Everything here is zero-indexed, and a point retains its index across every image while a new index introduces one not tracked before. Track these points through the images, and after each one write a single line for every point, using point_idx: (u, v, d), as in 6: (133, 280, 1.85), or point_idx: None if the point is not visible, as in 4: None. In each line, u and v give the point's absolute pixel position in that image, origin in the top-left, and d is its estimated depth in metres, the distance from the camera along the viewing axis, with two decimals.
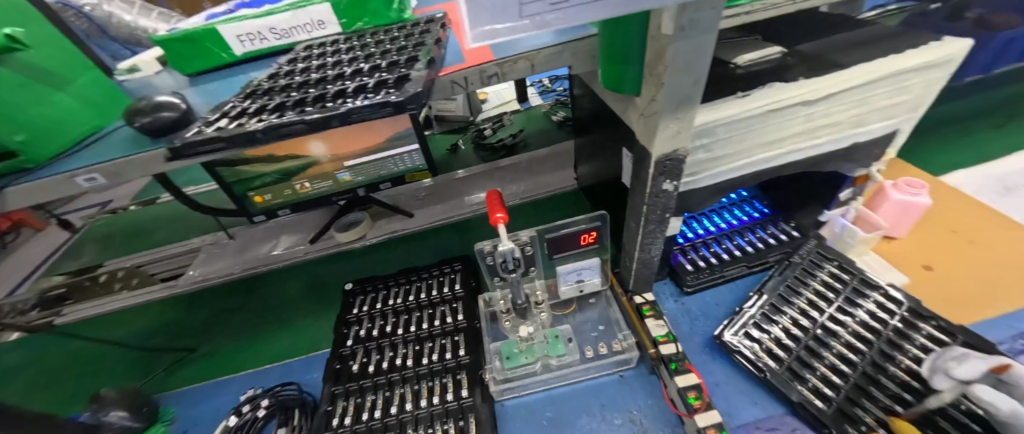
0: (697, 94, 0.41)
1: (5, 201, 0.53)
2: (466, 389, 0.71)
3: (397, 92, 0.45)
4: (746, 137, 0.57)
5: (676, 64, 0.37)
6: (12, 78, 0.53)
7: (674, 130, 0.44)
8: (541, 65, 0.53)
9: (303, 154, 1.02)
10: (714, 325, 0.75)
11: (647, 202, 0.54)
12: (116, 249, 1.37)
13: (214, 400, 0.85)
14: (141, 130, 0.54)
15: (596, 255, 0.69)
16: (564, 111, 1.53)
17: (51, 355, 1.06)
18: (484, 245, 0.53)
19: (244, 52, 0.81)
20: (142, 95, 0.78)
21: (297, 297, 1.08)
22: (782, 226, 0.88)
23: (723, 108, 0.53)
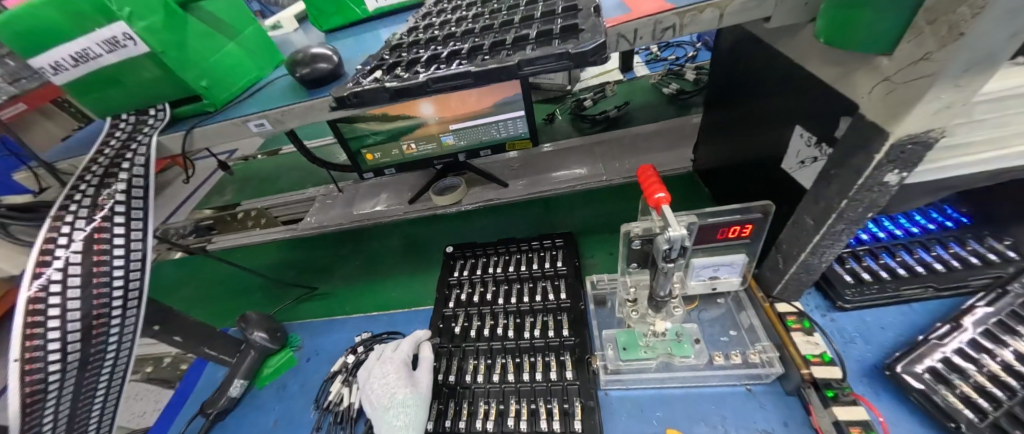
0: (1007, 52, 0.29)
1: (192, 140, 0.59)
2: (569, 371, 0.68)
3: (571, 45, 0.40)
4: (1009, 121, 0.43)
5: (1005, 5, 0.26)
6: (200, 27, 0.57)
7: (943, 104, 0.33)
8: (733, 16, 0.43)
9: (414, 114, 1.02)
10: (876, 351, 0.63)
11: (850, 197, 0.43)
12: (249, 190, 1.58)
13: (332, 336, 0.94)
14: (301, 81, 0.56)
15: (742, 251, 0.59)
16: (678, 83, 1.36)
17: (206, 274, 1.27)
18: (634, 228, 0.47)
19: (377, 8, 0.82)
20: (287, 49, 0.82)
21: (399, 254, 1.14)
22: (989, 243, 0.68)
23: (997, 78, 0.39)
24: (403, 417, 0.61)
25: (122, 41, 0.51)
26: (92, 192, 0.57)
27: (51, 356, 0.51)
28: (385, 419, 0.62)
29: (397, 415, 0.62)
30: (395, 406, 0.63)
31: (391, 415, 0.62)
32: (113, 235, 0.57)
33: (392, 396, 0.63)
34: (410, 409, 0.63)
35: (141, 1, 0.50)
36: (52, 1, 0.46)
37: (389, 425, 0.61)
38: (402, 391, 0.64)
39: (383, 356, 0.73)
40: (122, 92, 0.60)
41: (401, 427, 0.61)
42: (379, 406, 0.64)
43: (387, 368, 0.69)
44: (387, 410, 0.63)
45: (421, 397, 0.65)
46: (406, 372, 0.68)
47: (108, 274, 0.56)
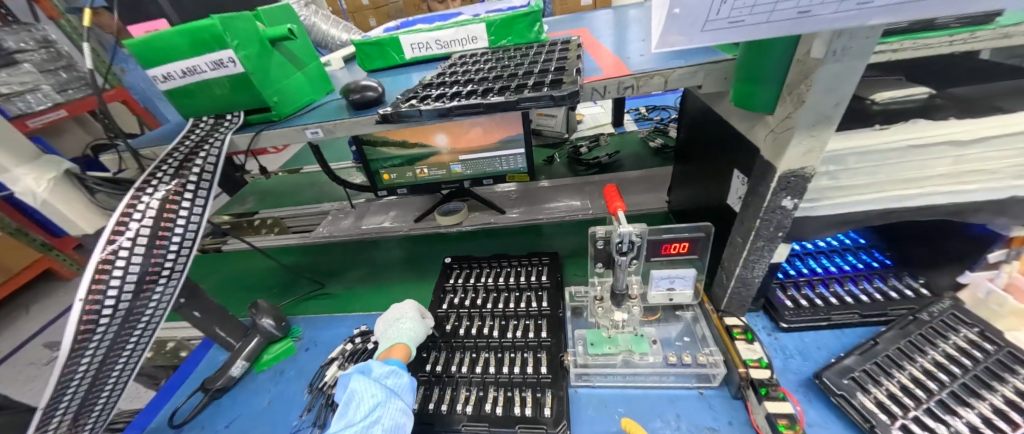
0: (837, 115, 0.45)
1: (257, 140, 0.75)
2: (544, 367, 0.76)
3: (556, 91, 0.56)
4: (878, 171, 0.58)
5: (823, 84, 0.42)
6: (280, 58, 0.75)
7: (806, 148, 0.48)
8: (675, 82, 0.60)
9: (429, 143, 1.19)
10: (811, 365, 0.72)
11: (761, 217, 0.57)
12: (269, 201, 1.72)
13: (332, 329, 1.03)
14: (351, 104, 0.73)
15: (692, 266, 0.71)
16: (662, 139, 1.56)
17: (219, 271, 1.37)
18: (599, 230, 0.61)
19: (413, 57, 1.02)
20: (336, 82, 1.01)
21: (400, 265, 1.25)
22: (905, 281, 0.80)
23: (856, 137, 0.54)
24: (408, 324, 0.78)
25: (225, 62, 0.68)
26: (171, 173, 0.69)
27: (106, 301, 0.61)
28: (394, 325, 0.79)
29: (404, 323, 0.79)
30: (403, 318, 0.80)
31: (397, 324, 0.79)
32: (180, 208, 0.68)
33: (403, 312, 0.81)
34: (415, 321, 0.80)
35: (246, 37, 0.68)
36: (187, 30, 0.63)
37: (395, 329, 0.79)
38: (411, 312, 0.82)
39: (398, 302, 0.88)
40: (207, 100, 0.76)
41: (405, 330, 0.78)
42: (389, 320, 0.81)
43: (402, 301, 0.86)
44: (395, 321, 0.80)
45: (423, 321, 0.83)
46: (417, 307, 0.86)
47: (168, 239, 0.67)
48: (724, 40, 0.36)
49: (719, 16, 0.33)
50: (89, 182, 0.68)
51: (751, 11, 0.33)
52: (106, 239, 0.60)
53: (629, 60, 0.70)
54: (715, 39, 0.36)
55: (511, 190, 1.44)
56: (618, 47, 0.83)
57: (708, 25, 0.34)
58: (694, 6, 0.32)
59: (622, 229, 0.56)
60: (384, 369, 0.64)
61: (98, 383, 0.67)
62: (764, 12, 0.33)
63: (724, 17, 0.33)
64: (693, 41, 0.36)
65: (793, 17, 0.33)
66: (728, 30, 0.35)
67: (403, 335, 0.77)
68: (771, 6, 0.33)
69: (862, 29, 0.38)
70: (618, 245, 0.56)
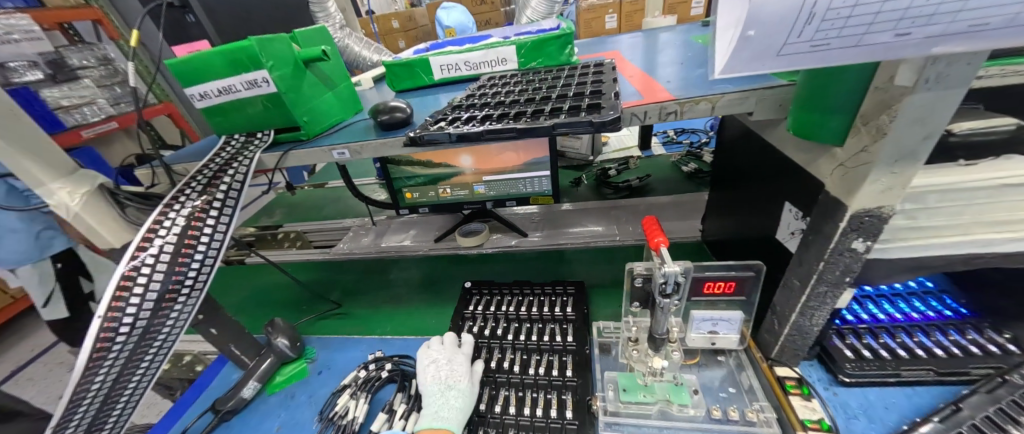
0: (925, 149, 0.39)
1: (285, 159, 0.74)
2: (570, 411, 0.69)
3: (596, 116, 0.53)
4: (963, 210, 0.50)
5: (910, 116, 0.37)
6: (312, 78, 0.75)
7: (885, 185, 0.42)
8: (723, 108, 0.56)
9: (455, 164, 1.17)
10: (880, 429, 0.62)
11: (826, 259, 0.50)
12: (296, 214, 1.75)
13: (346, 353, 0.99)
14: (380, 124, 0.71)
15: (737, 309, 0.65)
16: (695, 163, 1.50)
17: (244, 283, 1.37)
18: (637, 267, 0.56)
19: (441, 78, 1.02)
20: (365, 101, 1.01)
21: (419, 287, 1.22)
22: (987, 334, 0.70)
23: (940, 173, 0.47)
24: (458, 401, 0.68)
25: (259, 82, 0.68)
26: (198, 190, 0.68)
27: (124, 319, 0.59)
28: (444, 395, 0.69)
29: (453, 395, 0.70)
30: (454, 389, 0.71)
31: (447, 395, 0.70)
32: (204, 226, 0.67)
33: (456, 380, 0.71)
34: (466, 397, 0.70)
35: (282, 58, 0.68)
36: (224, 51, 0.64)
37: (443, 401, 0.69)
38: (464, 381, 0.72)
39: (437, 345, 0.81)
40: (239, 118, 0.76)
41: (453, 410, 0.68)
42: (440, 383, 0.71)
43: (456, 360, 0.76)
44: (445, 389, 0.70)
45: (473, 391, 0.72)
46: (470, 368, 0.76)
47: (190, 258, 0.65)
48: (799, 67, 0.31)
49: (801, 40, 0.28)
50: (120, 198, 0.68)
51: (838, 33, 0.28)
52: (131, 254, 0.59)
53: (667, 83, 0.67)
54: (793, 65, 0.31)
55: (534, 213, 1.41)
56: (653, 70, 0.80)
57: (786, 50, 0.29)
58: (773, 28, 0.27)
59: (666, 267, 0.51)
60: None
61: (109, 403, 0.64)
62: (855, 34, 0.28)
63: (807, 40, 0.28)
64: (765, 67, 0.31)
65: (890, 40, 0.28)
66: (808, 56, 0.30)
67: (450, 418, 0.66)
68: (865, 27, 0.28)
69: (964, 55, 0.33)
70: (662, 287, 0.51)
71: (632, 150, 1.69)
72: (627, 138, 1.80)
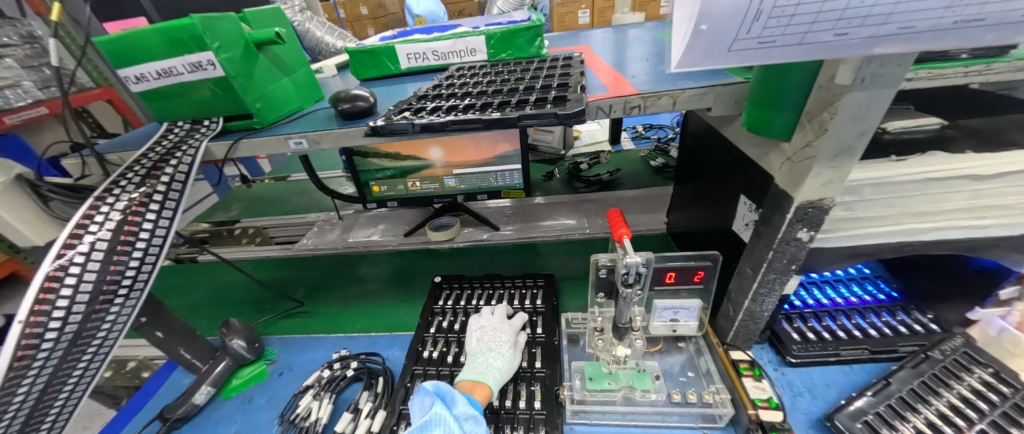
0: (861, 145, 0.42)
1: (236, 149, 0.69)
2: (538, 402, 0.70)
3: (561, 108, 0.53)
4: (894, 203, 0.54)
5: (848, 113, 0.39)
6: (265, 62, 0.70)
7: (827, 179, 0.44)
8: (683, 103, 0.57)
9: (424, 157, 1.14)
10: (822, 405, 0.67)
11: (775, 248, 0.53)
12: (255, 209, 1.65)
13: (309, 353, 0.95)
14: (341, 113, 0.68)
15: (696, 297, 0.68)
16: (662, 158, 1.54)
17: (197, 283, 1.29)
18: (602, 259, 0.57)
19: (408, 67, 0.99)
20: (326, 89, 0.97)
21: (388, 282, 1.19)
22: (914, 315, 0.77)
23: (875, 167, 0.51)
24: (497, 362, 0.71)
25: (204, 65, 0.63)
26: (137, 181, 0.62)
27: (51, 325, 0.53)
28: (483, 355, 0.72)
29: (494, 357, 0.72)
30: (494, 351, 0.73)
31: (486, 356, 0.72)
32: (143, 220, 0.61)
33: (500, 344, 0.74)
34: (506, 360, 0.72)
35: (230, 39, 0.63)
36: (162, 30, 0.59)
37: (483, 360, 0.71)
38: (506, 346, 0.75)
39: (488, 315, 0.84)
40: (184, 104, 0.70)
41: (493, 368, 0.70)
42: (481, 346, 0.75)
43: (500, 328, 0.79)
44: (486, 351, 0.73)
45: (513, 357, 0.75)
46: (513, 337, 0.78)
47: (127, 256, 0.59)
48: (748, 63, 0.32)
49: (749, 36, 0.29)
50: (42, 190, 0.62)
51: (783, 31, 0.29)
52: (56, 252, 0.53)
53: (632, 79, 0.68)
54: (742, 61, 0.32)
55: (505, 206, 1.41)
56: (620, 65, 0.81)
57: (736, 45, 0.30)
58: (723, 23, 0.28)
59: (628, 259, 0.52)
60: (467, 411, 0.59)
61: (35, 418, 0.58)
62: (798, 32, 0.29)
63: (756, 36, 0.29)
64: (716, 62, 0.32)
65: (830, 39, 0.30)
66: (756, 52, 0.31)
67: (489, 373, 0.69)
68: (807, 26, 0.29)
69: (894, 57, 0.35)
70: (624, 278, 0.53)
71: (603, 145, 1.72)
72: (598, 132, 1.82)
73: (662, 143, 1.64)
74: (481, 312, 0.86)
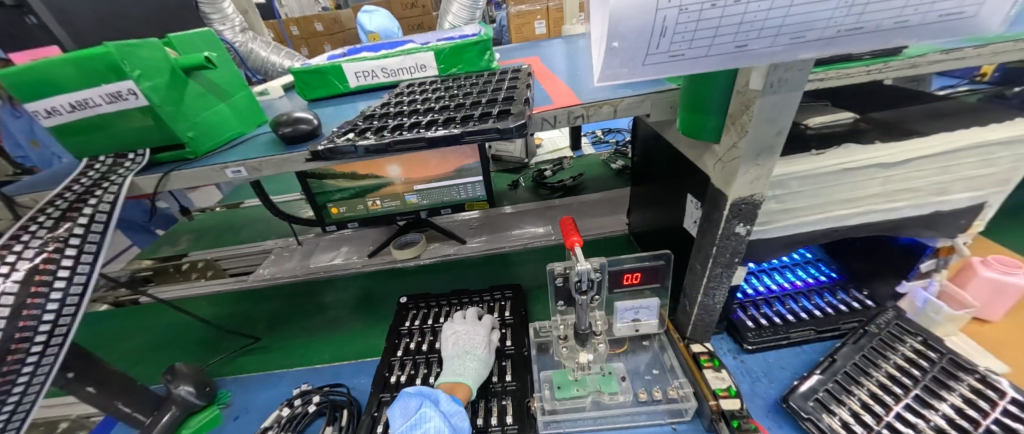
0: (779, 144, 0.45)
1: (168, 181, 0.65)
2: (510, 416, 0.69)
3: (503, 123, 0.53)
4: (820, 193, 0.58)
5: (763, 115, 0.42)
6: (196, 89, 0.67)
7: (754, 176, 0.47)
8: (623, 111, 0.60)
9: (382, 175, 1.12)
10: (778, 388, 0.71)
11: (718, 243, 0.56)
12: (205, 241, 1.55)
13: (267, 391, 0.90)
14: (282, 138, 0.65)
15: (654, 295, 0.70)
16: (622, 160, 1.59)
17: (139, 328, 1.18)
18: (557, 268, 0.58)
19: (358, 85, 0.97)
20: (270, 112, 0.93)
21: (353, 306, 1.15)
22: (852, 293, 0.84)
23: (800, 161, 0.55)
24: (474, 363, 0.73)
25: (124, 95, 0.59)
26: (50, 224, 0.56)
27: None
28: (461, 358, 0.74)
29: (471, 360, 0.74)
30: (471, 354, 0.75)
31: (464, 359, 0.74)
32: (59, 267, 0.54)
33: (474, 346, 0.76)
34: (481, 360, 0.74)
35: (153, 67, 0.59)
36: (71, 60, 0.54)
37: (461, 364, 0.73)
38: (480, 348, 0.76)
39: (460, 321, 0.86)
40: (107, 136, 0.65)
41: (470, 368, 0.72)
42: (458, 349, 0.76)
43: (474, 330, 0.81)
44: (463, 354, 0.75)
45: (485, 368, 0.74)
46: (485, 337, 0.80)
47: (41, 307, 0.52)
48: (664, 74, 0.34)
49: (660, 50, 0.31)
50: None
51: (690, 45, 0.31)
52: None
53: (577, 89, 0.70)
54: (658, 73, 0.33)
55: (472, 218, 1.40)
56: (567, 76, 0.84)
57: (649, 59, 0.32)
58: (633, 40, 0.29)
59: (581, 265, 0.53)
60: (453, 407, 0.61)
61: None
62: (703, 46, 0.31)
63: (665, 50, 0.31)
64: (636, 75, 0.33)
65: (732, 50, 0.32)
66: (668, 64, 0.33)
67: (467, 374, 0.71)
68: (710, 39, 0.31)
69: (796, 62, 0.38)
70: (578, 284, 0.54)
71: (565, 150, 1.76)
72: (558, 139, 1.86)
73: (619, 146, 1.70)
74: (452, 318, 0.87)
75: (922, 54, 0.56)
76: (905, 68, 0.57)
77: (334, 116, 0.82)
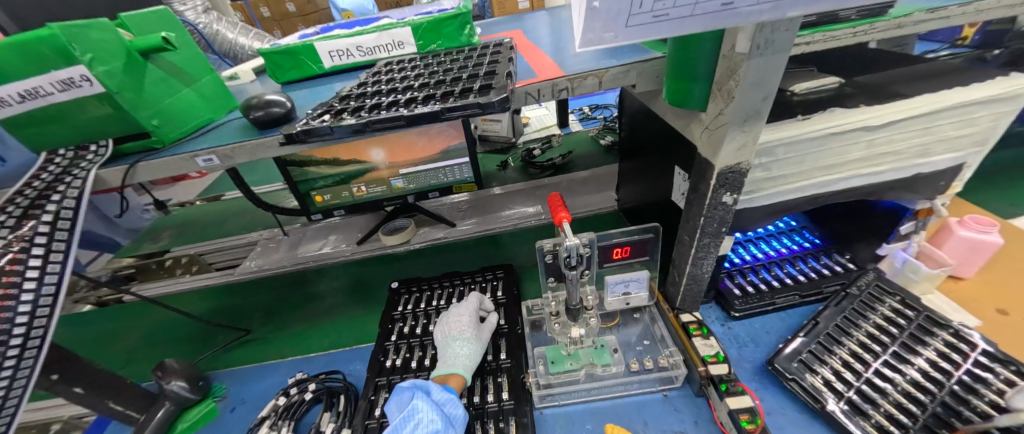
0: (765, 110, 0.44)
1: (135, 173, 0.62)
2: (506, 393, 0.70)
3: (484, 98, 0.51)
4: (805, 159, 0.58)
5: (749, 80, 0.41)
6: (157, 73, 0.63)
7: (740, 143, 0.47)
8: (608, 82, 0.58)
9: (365, 159, 1.08)
10: (763, 352, 0.73)
11: (705, 214, 0.56)
12: (188, 236, 1.51)
13: (261, 382, 0.90)
14: (253, 123, 0.62)
15: (644, 268, 0.70)
16: (611, 136, 1.58)
17: (126, 326, 1.16)
18: (546, 245, 0.58)
19: (333, 65, 0.92)
20: (241, 97, 0.88)
21: (345, 294, 1.15)
22: (834, 258, 0.86)
23: (786, 127, 0.54)
24: (465, 350, 0.72)
25: (77, 81, 0.54)
26: (11, 223, 0.53)
27: None
28: (450, 347, 0.73)
29: (459, 346, 0.73)
30: (460, 340, 0.74)
31: (454, 346, 0.73)
32: (27, 267, 0.52)
33: (460, 331, 0.75)
34: (472, 345, 0.74)
35: (105, 50, 0.55)
36: (10, 45, 0.50)
37: (452, 352, 0.72)
38: (468, 332, 0.76)
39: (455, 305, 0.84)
40: (65, 127, 0.61)
41: (460, 357, 0.71)
42: (447, 336, 0.76)
43: (460, 311, 0.81)
44: (453, 341, 0.74)
45: (480, 349, 0.75)
46: (473, 318, 0.80)
47: (11, 309, 0.50)
48: (646, 38, 0.33)
49: (642, 11, 0.29)
50: None
51: (674, 4, 0.29)
52: None
53: (560, 61, 0.68)
54: (640, 36, 0.32)
55: (461, 201, 1.38)
56: (551, 48, 0.81)
57: (631, 21, 0.30)
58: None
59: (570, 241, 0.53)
60: (444, 395, 0.61)
61: None
62: (688, 4, 0.29)
63: (647, 11, 0.29)
64: (618, 39, 0.32)
65: (717, 10, 0.30)
66: (651, 26, 0.31)
67: (458, 363, 0.70)
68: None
69: (782, 22, 0.37)
70: (567, 260, 0.54)
71: (552, 128, 1.74)
72: (546, 116, 1.83)
73: (607, 122, 1.68)
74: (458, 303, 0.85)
75: (908, 12, 0.55)
76: (890, 28, 0.56)
77: (307, 99, 0.78)
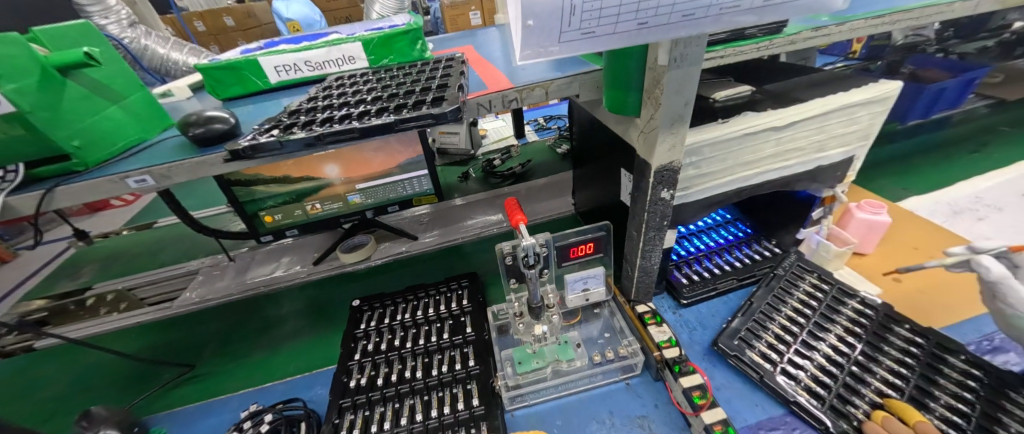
0: (688, 114, 0.50)
1: (52, 200, 0.56)
2: (475, 399, 0.71)
3: (437, 109, 0.53)
4: (728, 157, 0.66)
5: (671, 88, 0.47)
6: (78, 90, 0.58)
7: (670, 144, 0.53)
8: (554, 92, 0.63)
9: (320, 176, 1.06)
10: (710, 333, 0.80)
11: (648, 209, 0.61)
12: (116, 269, 1.36)
13: (210, 420, 0.83)
14: (193, 140, 0.59)
15: (600, 264, 0.75)
16: (566, 144, 1.65)
17: (42, 377, 1.02)
18: (505, 247, 0.60)
19: (279, 80, 0.90)
20: (178, 115, 0.84)
21: (302, 318, 1.09)
22: (763, 244, 0.96)
23: (708, 129, 0.61)
24: None
25: None
26: None
27: None
28: None
29: None
30: None
31: None
32: None
33: None
34: None
35: (16, 66, 0.50)
36: None
37: None
38: None
39: None
40: None
41: None
42: None
43: None
44: None
45: None
46: None
47: None
48: (578, 52, 0.37)
49: (571, 28, 0.33)
50: None
51: (598, 23, 0.33)
52: None
53: (510, 74, 0.72)
54: (572, 50, 0.36)
55: (423, 213, 1.38)
56: (501, 62, 0.85)
57: (562, 37, 0.34)
58: (546, 19, 0.31)
59: (528, 241, 0.56)
60: None
61: None
62: (610, 23, 0.34)
63: (575, 29, 0.33)
64: (554, 53, 0.35)
65: (635, 28, 0.35)
66: (580, 42, 0.35)
67: None
68: (615, 17, 0.33)
69: (693, 39, 0.43)
70: (526, 259, 0.57)
71: (510, 139, 1.78)
72: (503, 128, 1.88)
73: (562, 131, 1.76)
74: None
75: (798, 31, 0.65)
76: (786, 45, 0.66)
77: (250, 116, 0.75)
